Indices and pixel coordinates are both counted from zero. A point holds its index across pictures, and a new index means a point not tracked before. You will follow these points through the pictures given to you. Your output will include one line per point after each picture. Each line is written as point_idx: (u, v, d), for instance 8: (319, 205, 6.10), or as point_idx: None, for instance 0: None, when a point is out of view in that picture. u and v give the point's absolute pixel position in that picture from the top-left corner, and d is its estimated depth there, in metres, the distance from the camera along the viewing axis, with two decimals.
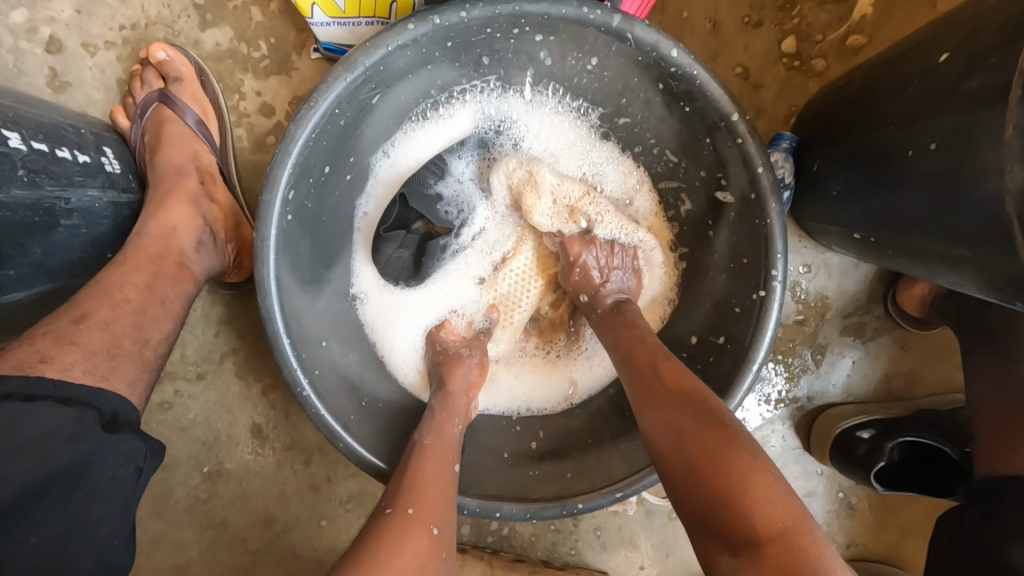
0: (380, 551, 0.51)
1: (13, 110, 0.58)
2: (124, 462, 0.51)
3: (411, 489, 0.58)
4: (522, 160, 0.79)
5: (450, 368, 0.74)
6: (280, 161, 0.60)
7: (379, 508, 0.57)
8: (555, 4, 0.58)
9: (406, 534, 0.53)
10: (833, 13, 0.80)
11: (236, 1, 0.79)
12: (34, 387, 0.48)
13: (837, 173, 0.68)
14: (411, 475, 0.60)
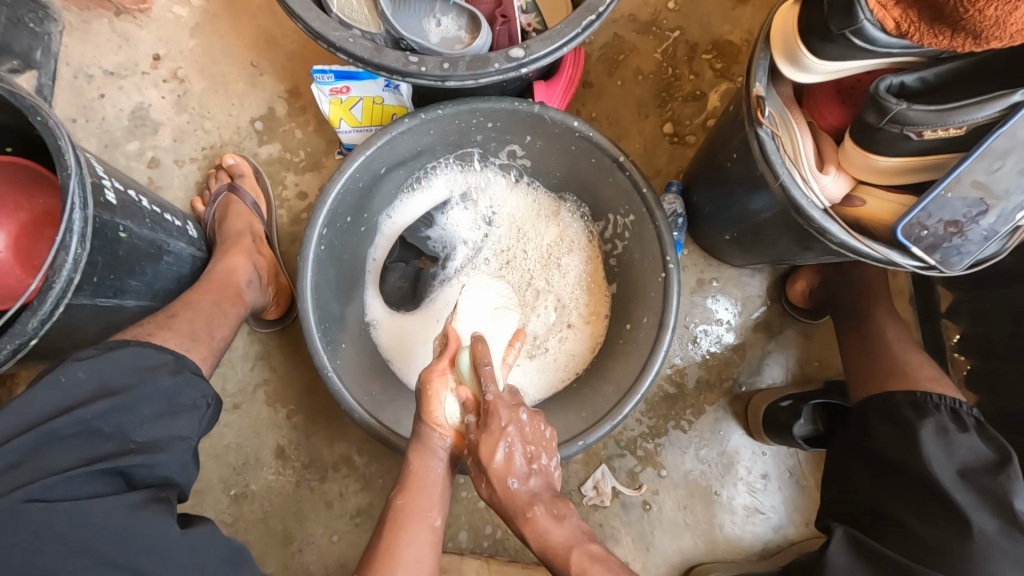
0: (392, 538, 0.72)
1: (143, 189, 0.87)
2: (196, 397, 0.72)
3: (407, 485, 0.77)
4: (497, 238, 1.08)
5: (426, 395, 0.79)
6: (319, 208, 0.88)
7: (391, 503, 0.77)
8: (496, 101, 0.91)
9: (410, 527, 0.74)
10: (696, 106, 1.17)
11: (285, 126, 1.14)
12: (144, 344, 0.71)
13: (706, 196, 0.98)
14: (404, 481, 0.78)
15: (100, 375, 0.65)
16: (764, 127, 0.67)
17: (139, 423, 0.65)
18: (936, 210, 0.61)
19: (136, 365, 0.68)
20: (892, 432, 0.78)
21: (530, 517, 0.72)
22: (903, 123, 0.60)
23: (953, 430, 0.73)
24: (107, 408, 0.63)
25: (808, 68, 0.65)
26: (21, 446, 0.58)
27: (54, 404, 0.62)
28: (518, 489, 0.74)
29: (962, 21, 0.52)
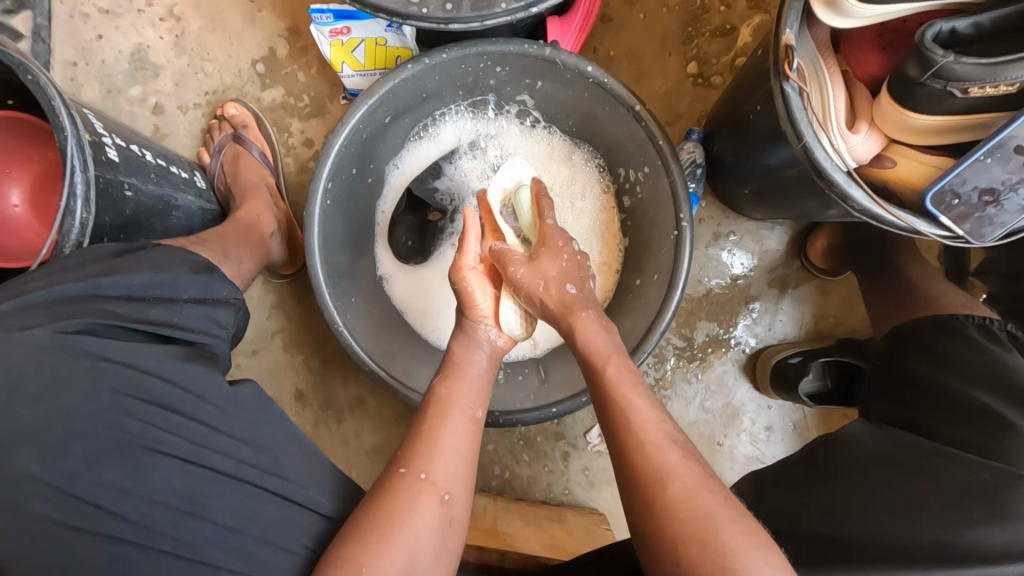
0: (436, 418, 0.68)
1: (146, 142, 0.87)
2: (227, 294, 0.74)
3: (447, 375, 0.75)
4: None
5: (461, 292, 0.81)
6: (323, 161, 0.86)
7: (431, 391, 0.73)
8: (505, 44, 0.85)
9: (455, 410, 0.70)
10: (723, 42, 1.08)
11: (286, 69, 1.09)
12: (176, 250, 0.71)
13: (728, 147, 0.92)
14: (449, 369, 0.76)
15: (135, 257, 0.66)
16: (792, 81, 0.61)
17: (178, 301, 0.67)
18: (971, 177, 0.57)
19: (175, 258, 0.69)
20: (923, 359, 0.74)
21: (587, 345, 0.71)
22: (947, 79, 0.54)
23: (989, 347, 0.68)
24: (148, 281, 0.64)
25: (847, 12, 0.58)
26: (67, 293, 0.59)
27: (99, 268, 0.62)
28: (574, 294, 0.76)
29: None
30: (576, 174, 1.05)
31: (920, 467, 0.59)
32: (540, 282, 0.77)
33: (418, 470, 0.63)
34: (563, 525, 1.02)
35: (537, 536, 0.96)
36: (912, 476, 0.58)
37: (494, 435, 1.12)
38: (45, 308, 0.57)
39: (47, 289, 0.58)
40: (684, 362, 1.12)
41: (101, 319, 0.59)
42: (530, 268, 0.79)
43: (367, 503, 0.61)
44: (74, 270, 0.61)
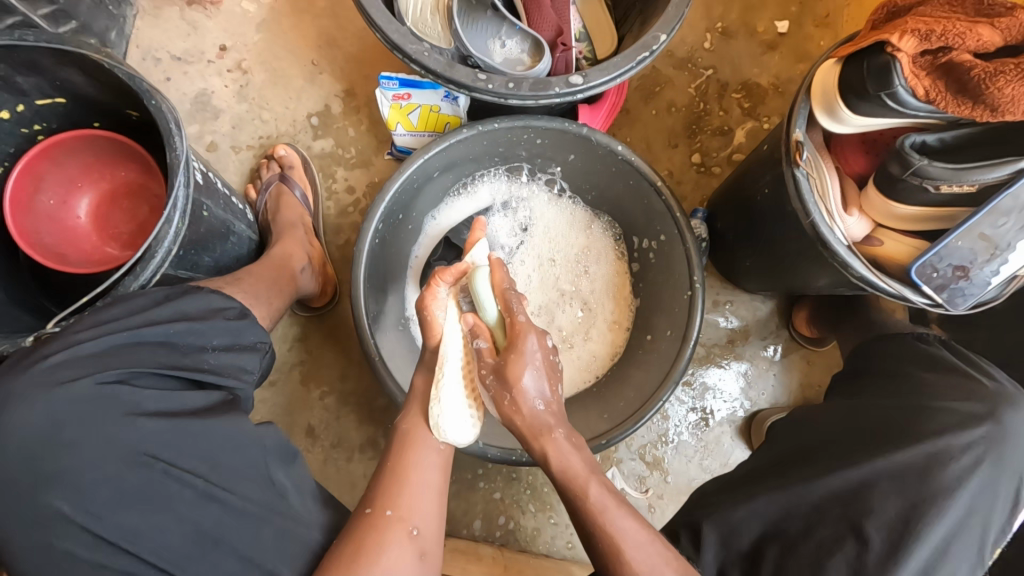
0: (407, 468, 0.69)
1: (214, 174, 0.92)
2: (255, 339, 0.75)
3: (407, 412, 0.77)
4: (532, 245, 1.16)
5: (430, 325, 0.82)
6: (377, 204, 0.96)
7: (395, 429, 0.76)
8: (549, 121, 0.99)
9: (443, 423, 0.74)
10: (722, 140, 1.26)
11: (339, 124, 1.20)
12: (213, 297, 0.73)
13: (731, 225, 1.07)
14: (409, 411, 0.77)
15: (174, 304, 0.68)
16: (800, 168, 0.75)
17: (207, 349, 0.69)
18: (947, 254, 0.69)
19: (207, 306, 0.71)
20: (858, 355, 0.89)
21: (552, 438, 0.71)
22: (924, 177, 0.69)
23: (915, 343, 0.82)
24: (182, 329, 0.67)
25: (843, 121, 0.73)
26: (104, 345, 0.62)
27: (137, 316, 0.65)
28: (542, 412, 0.73)
29: (984, 95, 0.62)
30: (596, 237, 1.16)
31: (842, 421, 0.77)
32: (526, 386, 0.73)
33: (386, 511, 0.64)
34: None
35: None
36: (833, 426, 0.77)
37: (502, 483, 1.13)
38: (89, 358, 0.61)
39: (94, 341, 0.62)
40: (685, 420, 1.18)
41: (137, 366, 0.62)
42: (525, 347, 0.74)
43: (360, 516, 0.64)
44: (119, 317, 0.65)
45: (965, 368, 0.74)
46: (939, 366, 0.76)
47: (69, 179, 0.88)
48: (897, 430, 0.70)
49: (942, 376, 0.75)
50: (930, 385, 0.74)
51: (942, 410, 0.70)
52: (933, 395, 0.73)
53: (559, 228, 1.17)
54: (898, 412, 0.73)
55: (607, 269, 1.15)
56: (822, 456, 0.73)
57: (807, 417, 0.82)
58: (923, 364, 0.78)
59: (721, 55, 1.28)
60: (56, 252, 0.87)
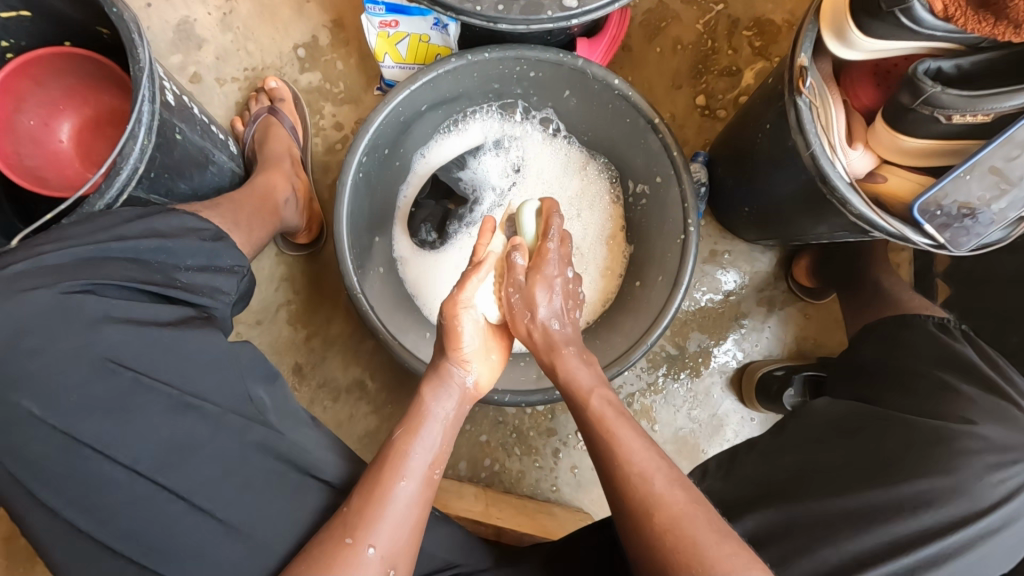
0: (387, 480, 0.61)
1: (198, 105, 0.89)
2: (231, 263, 0.74)
3: (409, 421, 0.69)
4: (524, 187, 1.12)
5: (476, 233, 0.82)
6: (361, 135, 0.91)
7: (390, 439, 0.67)
8: (543, 52, 0.93)
9: (403, 469, 0.63)
10: (729, 82, 1.19)
11: (326, 57, 1.15)
12: (195, 220, 0.72)
13: (730, 168, 1.02)
14: (407, 428, 0.68)
15: (144, 223, 0.67)
16: (803, 97, 0.70)
17: (181, 268, 0.69)
18: (954, 191, 0.66)
19: (180, 225, 0.70)
20: (876, 345, 0.85)
21: (560, 353, 0.76)
22: (935, 105, 0.63)
23: (941, 340, 0.78)
24: (154, 246, 0.66)
25: (853, 45, 0.68)
26: (68, 257, 0.62)
27: (104, 233, 0.65)
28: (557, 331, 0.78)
29: (1007, 10, 0.56)
30: (591, 181, 1.12)
31: (875, 428, 0.70)
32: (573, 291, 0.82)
33: (367, 543, 0.57)
34: (551, 517, 1.03)
35: (527, 524, 0.97)
36: (865, 435, 0.70)
37: (488, 427, 1.13)
38: (54, 270, 0.61)
39: (56, 253, 0.61)
40: (675, 370, 1.17)
41: (105, 279, 0.62)
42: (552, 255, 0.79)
43: (334, 534, 0.58)
44: (85, 234, 0.64)
45: (1002, 388, 0.69)
46: (975, 379, 0.71)
47: (51, 101, 0.87)
48: (928, 454, 0.64)
49: (983, 394, 0.69)
50: (967, 403, 0.68)
51: (973, 432, 0.64)
52: (964, 412, 0.67)
53: (553, 171, 1.12)
54: (927, 430, 0.67)
55: (600, 214, 1.11)
56: (850, 474, 0.66)
57: (836, 416, 0.75)
58: (960, 371, 0.73)
59: None
60: (39, 175, 0.87)
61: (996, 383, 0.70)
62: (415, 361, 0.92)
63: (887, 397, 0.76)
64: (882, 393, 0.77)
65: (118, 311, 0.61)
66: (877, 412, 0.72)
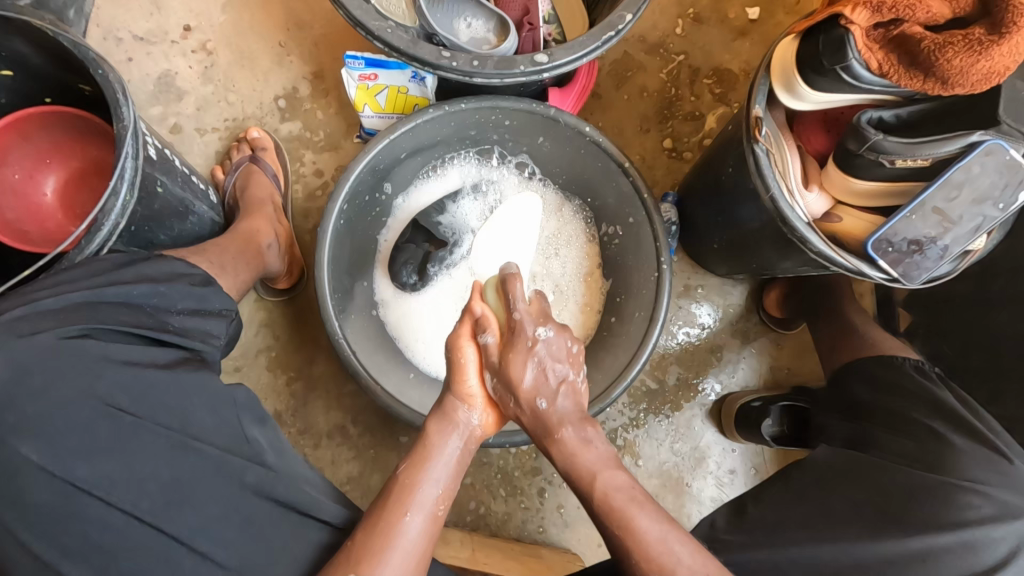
0: (393, 516, 0.62)
1: (180, 159, 0.90)
2: (221, 306, 0.75)
3: (414, 458, 0.68)
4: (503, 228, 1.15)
5: (455, 363, 0.72)
6: (343, 184, 0.94)
7: (394, 477, 0.66)
8: (516, 102, 0.97)
9: (412, 507, 0.63)
10: (693, 126, 1.26)
11: (306, 106, 1.18)
12: (184, 266, 0.73)
13: (699, 207, 1.07)
14: (411, 463, 0.67)
15: (134, 269, 0.68)
16: (760, 145, 0.76)
17: (172, 311, 0.68)
18: (902, 229, 0.71)
19: (170, 271, 0.70)
20: (870, 387, 0.88)
21: (559, 438, 0.70)
22: (879, 151, 0.69)
23: (923, 384, 0.82)
24: (145, 290, 0.66)
25: (802, 97, 0.74)
26: (71, 301, 0.62)
27: (100, 279, 0.65)
28: (547, 408, 0.70)
29: (933, 67, 0.62)
30: (568, 221, 1.16)
31: (875, 484, 0.74)
32: (540, 386, 0.70)
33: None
34: (538, 559, 1.01)
35: (514, 568, 0.95)
36: (866, 484, 0.75)
37: (473, 468, 1.12)
38: (49, 315, 0.60)
39: (54, 299, 0.61)
40: (656, 403, 1.18)
41: (103, 322, 0.62)
42: (537, 341, 0.70)
43: (343, 570, 0.57)
44: (87, 277, 0.65)
45: (987, 436, 0.74)
46: (965, 429, 0.76)
47: (37, 154, 0.88)
48: (931, 505, 0.69)
49: (971, 445, 0.74)
50: (961, 456, 0.73)
51: (971, 489, 0.70)
52: (962, 469, 0.72)
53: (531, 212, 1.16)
54: (926, 480, 0.72)
55: (579, 252, 1.15)
56: (857, 526, 0.70)
57: (835, 465, 0.79)
58: (949, 421, 0.77)
59: (693, 41, 1.28)
60: (20, 229, 0.87)
61: (978, 429, 0.75)
62: (400, 406, 0.91)
63: (886, 448, 0.79)
64: (885, 445, 0.79)
65: (121, 353, 0.61)
66: (876, 463, 0.76)
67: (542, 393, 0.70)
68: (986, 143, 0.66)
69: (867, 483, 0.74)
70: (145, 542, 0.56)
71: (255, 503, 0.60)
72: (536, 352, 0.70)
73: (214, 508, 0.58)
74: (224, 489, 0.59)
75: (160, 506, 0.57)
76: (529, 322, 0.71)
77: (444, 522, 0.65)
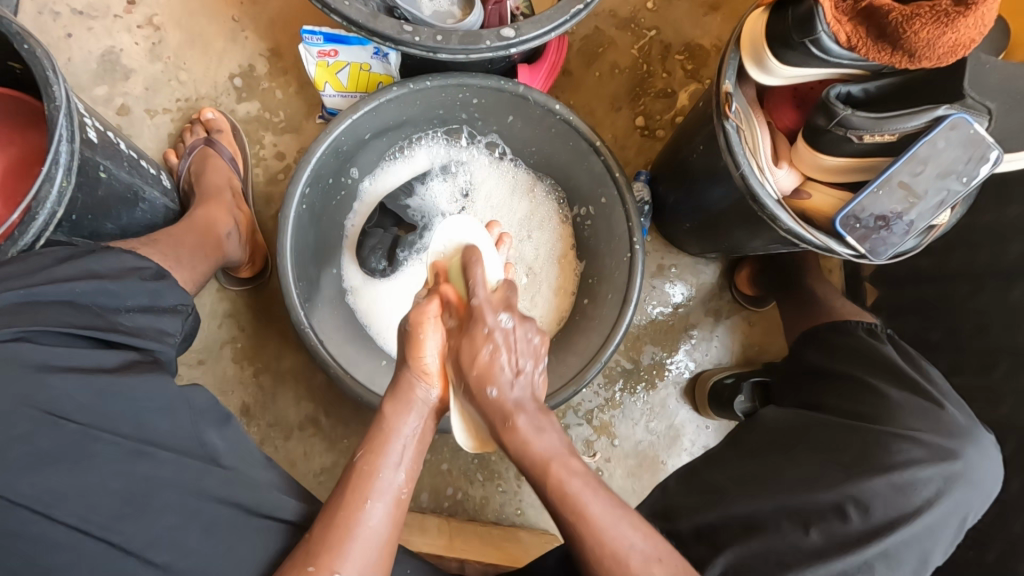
0: (353, 507, 0.60)
1: (126, 141, 0.85)
2: (176, 298, 0.71)
3: (372, 444, 0.66)
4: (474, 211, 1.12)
5: (414, 339, 0.70)
6: (303, 168, 0.89)
7: (352, 464, 0.64)
8: (483, 80, 0.93)
9: (372, 496, 0.61)
10: (664, 103, 1.25)
11: (264, 86, 1.13)
12: (130, 257, 0.69)
13: (670, 186, 1.06)
14: (368, 450, 0.65)
15: (76, 263, 0.64)
16: (730, 121, 0.75)
17: (121, 311, 0.65)
18: (868, 205, 0.71)
19: (118, 263, 0.67)
20: (822, 351, 0.89)
21: (515, 427, 0.65)
22: (847, 127, 0.68)
23: (869, 343, 0.84)
24: (90, 287, 0.63)
25: (772, 71, 0.72)
26: (6, 298, 0.57)
27: (39, 274, 0.61)
28: (498, 397, 0.66)
29: (901, 41, 0.61)
30: (540, 202, 1.14)
31: (818, 438, 0.75)
32: (492, 372, 0.66)
33: (331, 571, 0.56)
34: (516, 542, 1.02)
35: (491, 552, 0.95)
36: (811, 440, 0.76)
37: (448, 454, 1.11)
38: None
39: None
40: (632, 383, 1.19)
41: (45, 322, 0.57)
42: (492, 322, 0.68)
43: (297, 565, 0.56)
44: (24, 271, 0.60)
45: (926, 390, 0.76)
46: (907, 385, 0.77)
47: None
48: (863, 454, 0.71)
49: (908, 398, 0.75)
50: (899, 410, 0.74)
51: (905, 438, 0.71)
52: (897, 420, 0.73)
53: (502, 194, 1.14)
54: (863, 433, 0.73)
55: (553, 233, 1.13)
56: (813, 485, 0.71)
57: (786, 429, 0.79)
58: (892, 375, 0.79)
59: (665, 16, 1.26)
60: None
61: (921, 385, 0.77)
62: (371, 395, 0.89)
63: (831, 404, 0.80)
64: (827, 401, 0.81)
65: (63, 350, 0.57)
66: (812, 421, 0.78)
67: (494, 344, 0.67)
68: (950, 117, 0.66)
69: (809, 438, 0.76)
70: (96, 548, 0.53)
71: (216, 503, 0.58)
72: (497, 352, 0.67)
73: (169, 509, 0.56)
74: (180, 488, 0.57)
75: (110, 510, 0.54)
76: (491, 307, 0.69)
77: (407, 505, 0.65)
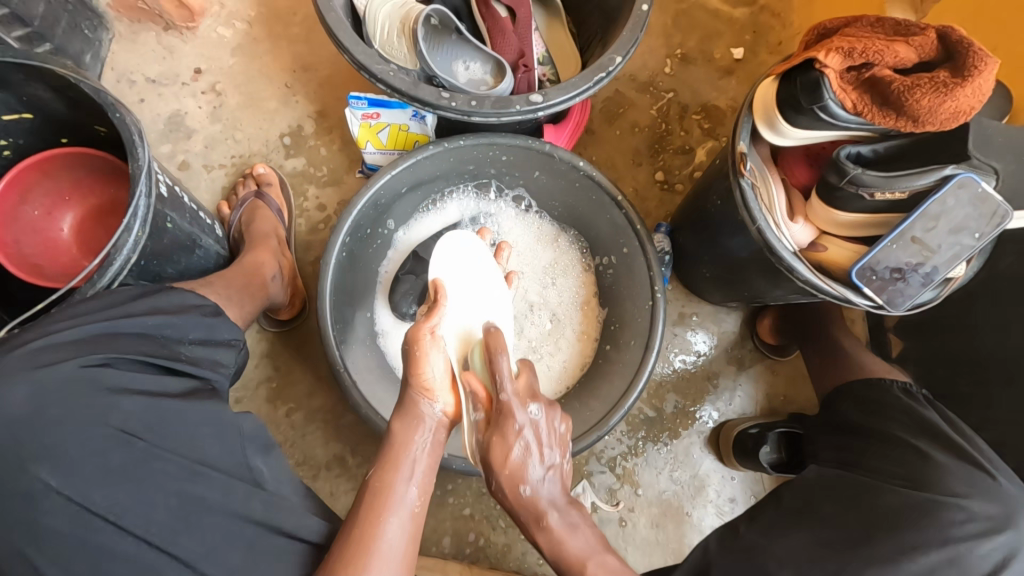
0: (371, 521, 0.62)
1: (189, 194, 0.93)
2: (228, 337, 0.77)
3: (386, 459, 0.69)
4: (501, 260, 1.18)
5: (414, 355, 0.75)
6: (345, 219, 0.97)
7: (368, 481, 0.67)
8: (512, 139, 1.01)
9: (389, 511, 0.64)
10: (682, 159, 1.31)
11: (311, 143, 1.23)
12: (191, 297, 0.75)
13: (690, 237, 1.10)
14: (383, 466, 0.68)
15: (145, 301, 0.70)
16: (744, 179, 0.80)
17: (184, 342, 0.71)
18: (884, 257, 0.73)
19: (180, 303, 0.73)
20: (860, 409, 0.90)
21: (547, 526, 0.66)
22: (858, 184, 0.72)
23: (908, 403, 0.85)
24: (161, 321, 0.68)
25: (783, 133, 0.78)
26: (84, 332, 0.63)
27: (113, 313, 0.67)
28: (531, 494, 0.67)
29: (905, 107, 0.66)
30: (565, 253, 1.19)
31: (861, 500, 0.75)
32: (520, 471, 0.67)
33: None
34: None
35: None
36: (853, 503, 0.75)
37: (471, 499, 1.11)
38: (72, 344, 0.61)
39: (74, 329, 0.62)
40: (654, 430, 1.19)
41: (121, 352, 0.63)
42: (520, 416, 0.68)
43: None
44: (103, 307, 0.66)
45: (968, 452, 0.76)
46: (950, 448, 0.77)
47: (58, 192, 0.91)
48: (916, 521, 0.69)
49: (955, 462, 0.75)
50: (946, 474, 0.73)
51: (956, 505, 0.69)
52: (945, 484, 0.72)
53: (528, 244, 1.19)
54: (908, 497, 0.72)
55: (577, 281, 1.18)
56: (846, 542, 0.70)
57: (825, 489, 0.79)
58: (934, 438, 0.79)
59: (682, 79, 1.34)
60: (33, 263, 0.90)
61: (964, 449, 0.76)
62: None
63: (870, 464, 0.81)
64: (869, 462, 0.81)
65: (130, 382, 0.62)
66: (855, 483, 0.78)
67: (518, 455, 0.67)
68: (958, 176, 0.69)
69: (851, 500, 0.76)
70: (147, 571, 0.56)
71: (257, 534, 0.61)
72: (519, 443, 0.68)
73: (216, 536, 0.59)
74: (226, 516, 0.60)
75: (162, 536, 0.57)
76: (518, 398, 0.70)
77: (423, 519, 0.67)
